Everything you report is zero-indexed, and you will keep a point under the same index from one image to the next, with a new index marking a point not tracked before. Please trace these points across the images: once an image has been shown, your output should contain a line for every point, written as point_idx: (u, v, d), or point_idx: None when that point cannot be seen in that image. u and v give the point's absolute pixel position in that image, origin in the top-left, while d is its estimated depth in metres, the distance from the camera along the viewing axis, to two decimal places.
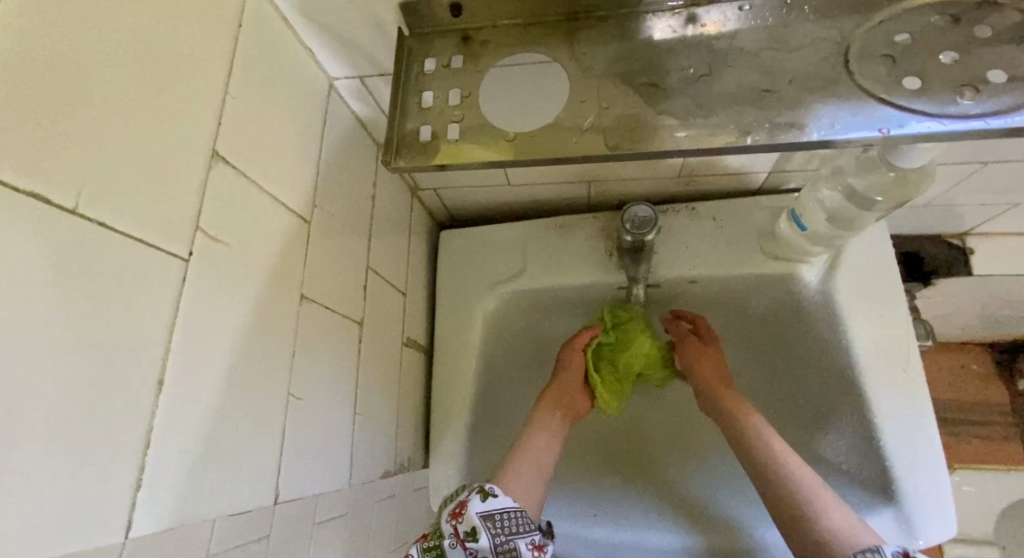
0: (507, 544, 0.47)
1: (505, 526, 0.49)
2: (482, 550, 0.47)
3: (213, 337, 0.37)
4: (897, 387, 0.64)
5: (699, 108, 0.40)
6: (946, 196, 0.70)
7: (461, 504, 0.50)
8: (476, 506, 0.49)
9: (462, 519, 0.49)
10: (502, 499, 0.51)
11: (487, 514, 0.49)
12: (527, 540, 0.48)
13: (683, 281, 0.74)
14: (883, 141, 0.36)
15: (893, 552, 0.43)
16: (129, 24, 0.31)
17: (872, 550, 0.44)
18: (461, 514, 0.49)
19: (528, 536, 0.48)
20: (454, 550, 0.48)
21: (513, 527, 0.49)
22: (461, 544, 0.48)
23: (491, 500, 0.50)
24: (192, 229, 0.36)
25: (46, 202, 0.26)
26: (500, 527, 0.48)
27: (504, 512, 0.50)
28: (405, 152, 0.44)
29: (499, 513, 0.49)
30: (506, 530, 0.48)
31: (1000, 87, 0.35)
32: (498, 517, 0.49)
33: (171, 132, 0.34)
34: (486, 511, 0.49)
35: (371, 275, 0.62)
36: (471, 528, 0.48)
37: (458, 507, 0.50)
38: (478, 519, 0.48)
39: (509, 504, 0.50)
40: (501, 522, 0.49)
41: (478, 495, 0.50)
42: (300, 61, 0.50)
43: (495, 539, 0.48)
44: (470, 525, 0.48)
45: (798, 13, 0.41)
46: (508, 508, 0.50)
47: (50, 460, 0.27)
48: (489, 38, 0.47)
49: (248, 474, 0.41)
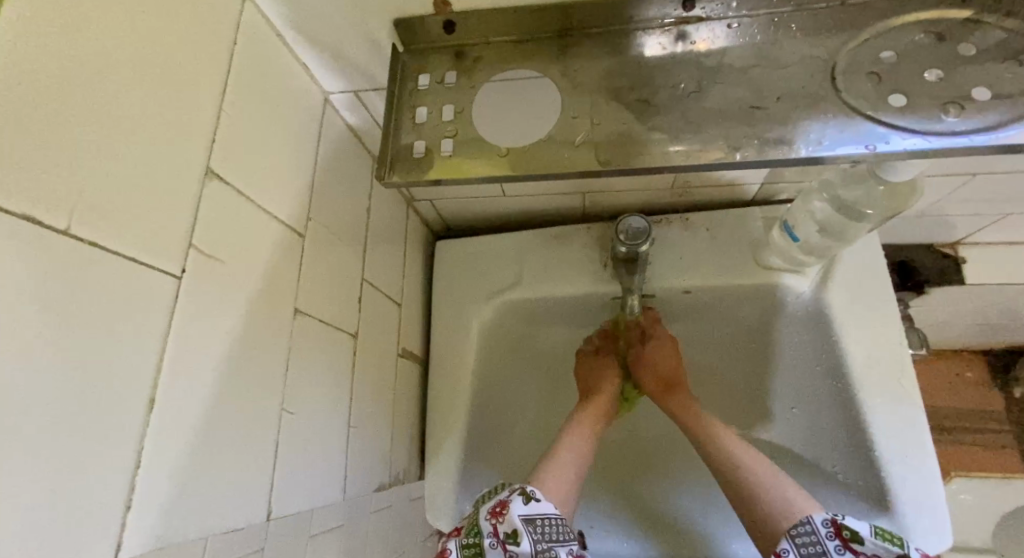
0: (547, 551, 0.47)
1: (546, 533, 0.48)
2: (522, 554, 0.46)
3: (206, 353, 0.37)
4: (888, 397, 0.64)
5: (689, 124, 0.40)
6: (937, 207, 0.71)
7: (501, 505, 0.50)
8: (517, 508, 0.49)
9: (502, 519, 0.49)
10: (543, 504, 0.51)
11: (528, 518, 0.49)
12: (566, 549, 0.47)
13: (677, 292, 0.74)
14: (870, 157, 0.37)
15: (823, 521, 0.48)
16: (123, 44, 0.32)
17: (804, 523, 0.48)
18: (502, 514, 0.49)
19: (567, 545, 0.48)
20: (493, 550, 0.47)
21: (553, 535, 0.48)
22: (500, 545, 0.47)
23: (534, 503, 0.50)
24: (186, 246, 0.36)
25: (38, 224, 0.27)
26: (541, 532, 0.48)
27: (546, 519, 0.49)
28: (399, 167, 0.44)
29: (540, 519, 0.49)
30: (546, 537, 0.48)
31: (985, 104, 0.36)
32: (539, 523, 0.49)
33: (165, 149, 0.34)
34: (528, 515, 0.49)
35: (366, 287, 0.62)
36: (512, 531, 0.47)
37: (497, 507, 0.50)
38: (519, 522, 0.48)
39: (551, 511, 0.50)
40: (543, 528, 0.48)
41: (521, 497, 0.50)
42: (294, 77, 0.50)
43: (537, 545, 0.47)
44: (511, 528, 0.48)
45: (786, 30, 0.42)
46: (549, 515, 0.50)
47: (43, 479, 0.27)
48: (482, 54, 0.47)
49: (242, 489, 0.41)
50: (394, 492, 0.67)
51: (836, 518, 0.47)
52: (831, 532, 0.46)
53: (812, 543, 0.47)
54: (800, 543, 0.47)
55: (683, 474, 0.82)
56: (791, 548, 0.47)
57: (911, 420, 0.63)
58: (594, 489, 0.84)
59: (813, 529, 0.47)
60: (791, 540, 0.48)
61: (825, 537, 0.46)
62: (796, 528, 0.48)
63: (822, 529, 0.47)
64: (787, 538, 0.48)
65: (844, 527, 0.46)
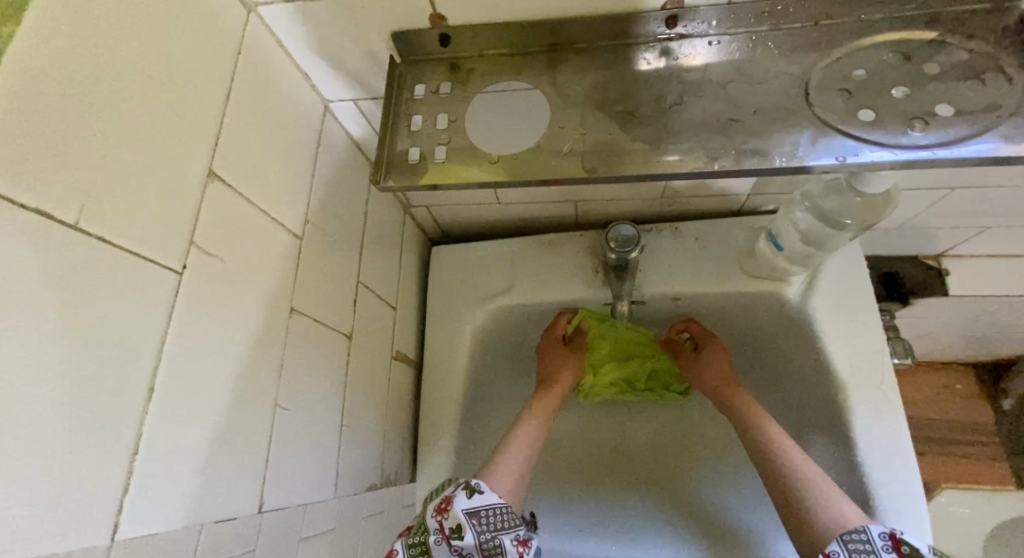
0: (492, 542, 0.48)
1: (491, 523, 0.50)
2: (467, 548, 0.47)
3: (206, 346, 0.39)
4: (871, 402, 0.66)
5: (671, 134, 0.42)
6: (919, 219, 0.73)
7: (446, 501, 0.51)
8: (461, 503, 0.50)
9: (447, 515, 0.50)
10: (487, 496, 0.52)
11: (472, 511, 0.50)
12: (510, 536, 0.49)
13: (667, 298, 0.76)
14: (840, 168, 0.39)
15: (880, 531, 0.46)
16: (135, 53, 0.34)
17: (859, 531, 0.46)
18: (447, 510, 0.50)
19: (512, 531, 0.50)
20: (438, 547, 0.48)
21: (498, 524, 0.50)
22: (445, 541, 0.48)
23: (477, 496, 0.51)
24: (187, 245, 0.37)
25: (49, 219, 0.28)
26: (485, 524, 0.49)
27: (490, 509, 0.51)
28: (393, 172, 0.46)
29: (484, 510, 0.50)
30: (491, 527, 0.49)
31: (948, 119, 0.38)
32: (483, 514, 0.50)
33: (170, 152, 0.36)
34: (471, 508, 0.50)
35: (362, 288, 0.64)
36: (456, 525, 0.49)
37: (443, 503, 0.51)
38: (463, 516, 0.49)
39: (494, 501, 0.51)
40: (487, 519, 0.50)
41: (464, 492, 0.51)
42: (296, 85, 0.52)
43: (481, 537, 0.48)
44: (456, 522, 0.49)
45: (764, 49, 0.44)
46: (494, 506, 0.51)
47: (45, 460, 0.28)
48: (475, 67, 0.49)
49: (234, 483, 0.42)
50: (388, 494, 0.68)
51: (896, 533, 0.45)
52: (889, 545, 0.44)
53: (867, 551, 0.44)
54: (853, 548, 0.45)
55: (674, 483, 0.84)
56: (842, 551, 0.45)
57: (893, 426, 0.64)
58: (586, 493, 0.84)
59: (869, 538, 0.45)
60: (842, 543, 0.46)
61: (882, 547, 0.44)
62: (850, 534, 0.46)
63: (879, 541, 0.45)
64: (838, 541, 0.46)
65: (903, 542, 0.44)
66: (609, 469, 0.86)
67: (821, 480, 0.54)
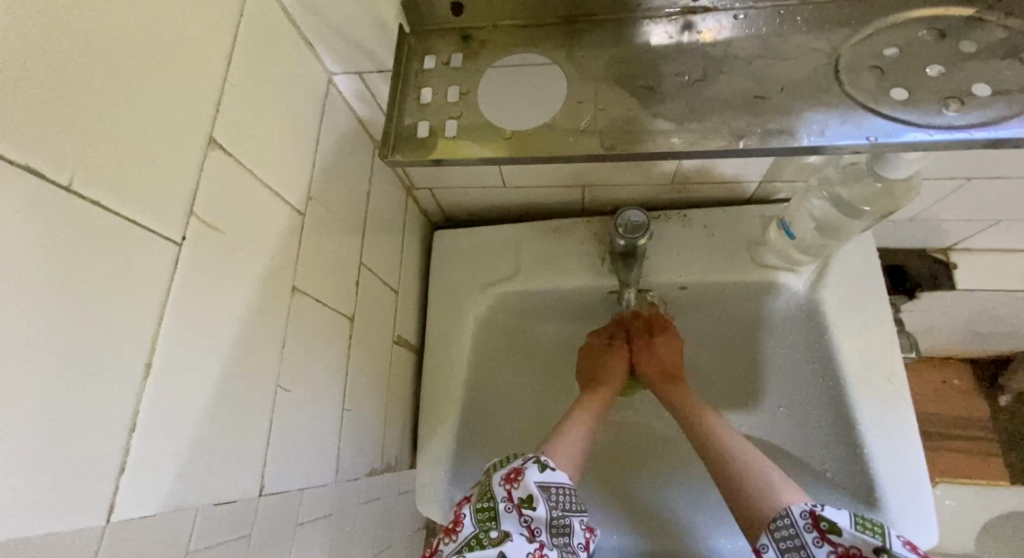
0: (562, 520, 0.48)
1: (560, 501, 0.49)
2: (538, 520, 0.46)
3: (205, 325, 0.37)
4: (877, 397, 0.65)
5: (693, 112, 0.41)
6: (931, 211, 0.72)
7: (516, 471, 0.49)
8: (533, 475, 0.49)
9: (517, 485, 0.48)
10: (556, 473, 0.51)
11: (545, 485, 0.49)
12: (579, 519, 0.50)
13: (673, 286, 0.74)
14: (871, 148, 0.37)
15: (800, 511, 0.44)
16: (132, 10, 0.32)
17: (783, 515, 0.45)
18: (517, 480, 0.48)
19: (579, 514, 0.50)
20: (508, 515, 0.47)
21: (568, 504, 0.50)
22: (515, 510, 0.47)
23: (548, 471, 0.50)
24: (187, 215, 0.36)
25: (40, 178, 0.26)
26: (555, 500, 0.49)
27: (559, 487, 0.50)
28: (402, 147, 0.44)
29: (555, 487, 0.49)
30: (561, 505, 0.49)
31: (986, 100, 0.36)
32: (554, 491, 0.49)
33: (170, 118, 0.34)
34: (544, 482, 0.49)
35: (364, 270, 0.62)
36: (528, 496, 0.47)
37: (513, 473, 0.49)
38: (535, 488, 0.48)
39: (564, 479, 0.50)
40: (557, 496, 0.49)
41: (535, 465, 0.50)
42: (301, 56, 0.50)
43: (551, 512, 0.48)
44: (527, 493, 0.48)
45: (791, 23, 0.43)
46: (563, 484, 0.50)
47: (40, 437, 0.26)
48: (488, 37, 0.48)
49: (233, 466, 0.41)
50: (386, 482, 0.67)
51: (815, 509, 0.43)
52: (809, 524, 0.43)
53: (792, 537, 0.43)
54: (779, 538, 0.44)
55: (676, 472, 0.82)
56: (770, 544, 0.45)
57: (900, 419, 0.63)
58: (585, 481, 0.83)
59: (792, 522, 0.44)
60: (770, 534, 0.45)
61: (804, 529, 0.43)
62: (776, 522, 0.45)
63: (800, 521, 0.44)
64: (767, 533, 0.45)
65: (822, 517, 0.42)
66: (613, 458, 0.84)
67: (767, 470, 0.51)
